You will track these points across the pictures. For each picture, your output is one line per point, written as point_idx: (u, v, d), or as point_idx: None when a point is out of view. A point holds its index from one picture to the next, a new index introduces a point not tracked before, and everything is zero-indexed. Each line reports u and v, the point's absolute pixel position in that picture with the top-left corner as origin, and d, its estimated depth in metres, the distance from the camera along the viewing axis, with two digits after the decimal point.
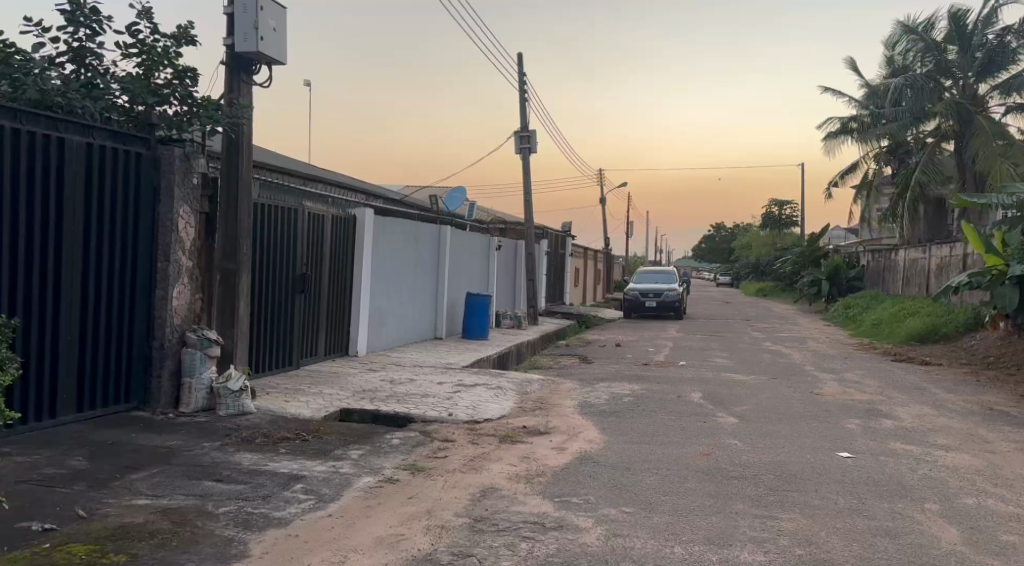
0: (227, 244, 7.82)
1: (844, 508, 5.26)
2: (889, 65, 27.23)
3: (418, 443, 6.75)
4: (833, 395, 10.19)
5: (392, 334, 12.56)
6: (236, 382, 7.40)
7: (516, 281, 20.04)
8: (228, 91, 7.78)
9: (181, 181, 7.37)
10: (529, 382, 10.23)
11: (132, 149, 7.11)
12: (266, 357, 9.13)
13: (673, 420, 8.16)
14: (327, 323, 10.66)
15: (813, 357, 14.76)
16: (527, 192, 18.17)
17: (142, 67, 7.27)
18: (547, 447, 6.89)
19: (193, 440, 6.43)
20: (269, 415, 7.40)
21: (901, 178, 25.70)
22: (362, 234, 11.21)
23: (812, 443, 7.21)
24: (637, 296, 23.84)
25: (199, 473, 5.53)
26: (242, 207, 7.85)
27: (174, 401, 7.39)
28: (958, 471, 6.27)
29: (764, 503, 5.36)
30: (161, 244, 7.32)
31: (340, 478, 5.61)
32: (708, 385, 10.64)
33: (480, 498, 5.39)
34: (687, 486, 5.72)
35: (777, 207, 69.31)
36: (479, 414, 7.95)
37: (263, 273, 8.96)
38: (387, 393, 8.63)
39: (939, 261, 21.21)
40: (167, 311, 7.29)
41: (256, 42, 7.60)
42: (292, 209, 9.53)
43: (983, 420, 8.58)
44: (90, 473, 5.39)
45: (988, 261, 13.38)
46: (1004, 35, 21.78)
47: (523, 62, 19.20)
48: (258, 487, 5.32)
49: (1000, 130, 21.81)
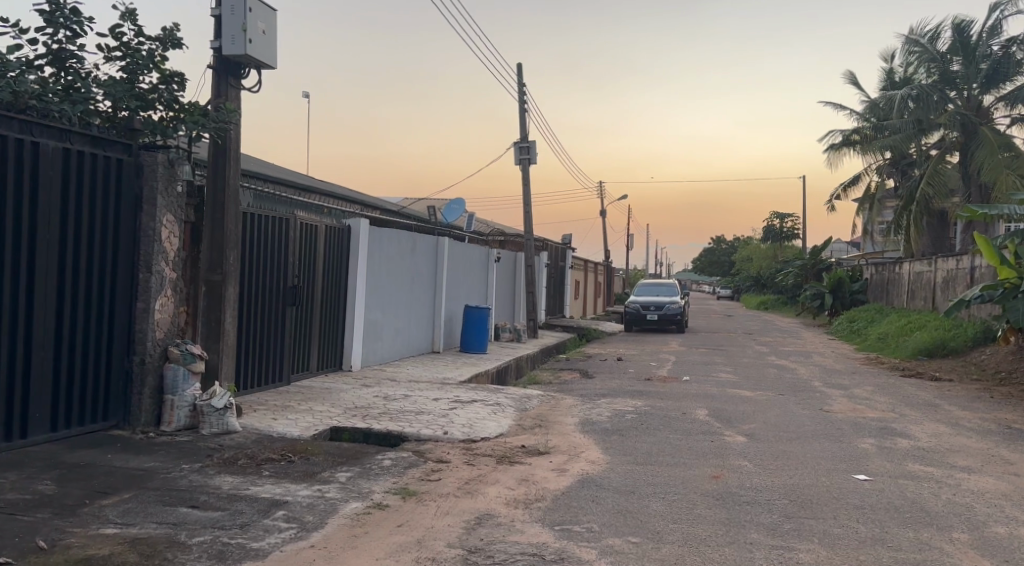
0: (212, 253, 7.47)
1: (865, 538, 4.90)
2: (891, 77, 27.03)
3: (410, 464, 6.40)
4: (843, 412, 9.83)
5: (387, 347, 12.19)
6: (220, 400, 7.03)
7: (516, 294, 19.68)
8: (215, 96, 7.46)
9: (164, 189, 7.05)
10: (528, 398, 9.87)
11: (113, 155, 6.79)
12: (254, 373, 8.77)
13: (679, 439, 7.81)
14: (320, 337, 10.30)
15: (819, 372, 14.39)
16: (526, 203, 17.88)
17: (126, 70, 6.95)
18: (547, 468, 6.52)
19: (172, 462, 6.07)
20: (254, 435, 7.03)
21: (905, 191, 25.39)
22: (357, 245, 10.88)
23: (827, 465, 6.85)
24: (638, 309, 23.46)
25: (175, 499, 5.17)
26: (229, 216, 7.51)
27: (156, 419, 7.04)
28: (985, 496, 5.91)
29: (780, 531, 5.00)
30: (143, 255, 6.99)
31: (326, 504, 5.25)
32: (714, 402, 10.27)
33: (475, 526, 5.02)
34: (697, 513, 5.35)
35: (778, 219, 69.09)
36: (476, 432, 7.60)
37: (252, 285, 8.62)
38: (380, 410, 8.25)
39: (945, 274, 20.84)
40: (148, 324, 6.95)
41: (244, 45, 7.29)
42: (284, 218, 9.19)
43: (1003, 440, 8.23)
44: (57, 498, 5.03)
45: (1000, 274, 13.09)
46: (1009, 46, 21.51)
47: (521, 72, 18.97)
48: (236, 514, 4.95)
49: (1005, 142, 21.52)
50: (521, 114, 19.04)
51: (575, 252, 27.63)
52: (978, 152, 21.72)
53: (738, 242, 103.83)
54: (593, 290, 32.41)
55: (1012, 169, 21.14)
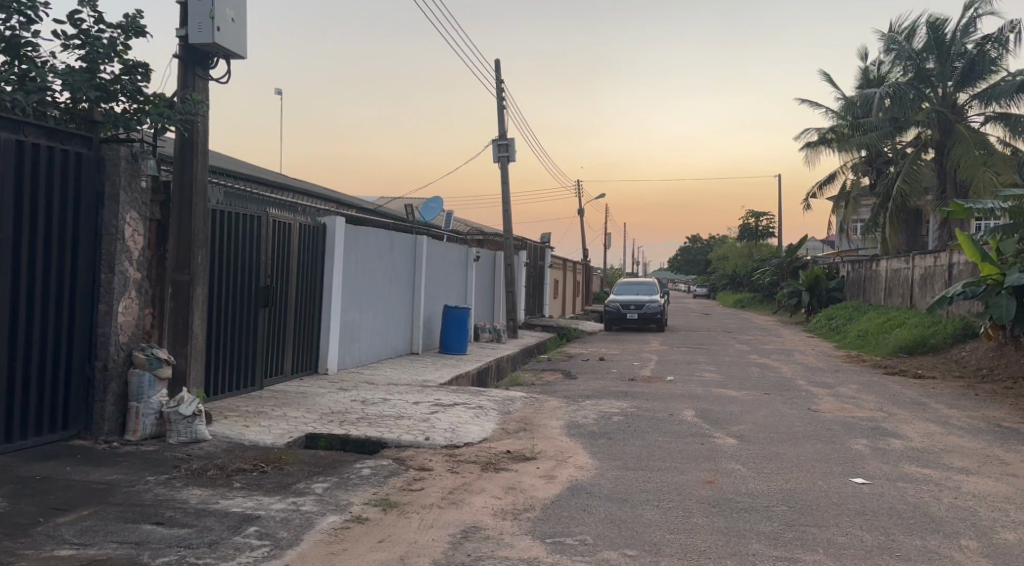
0: (179, 253, 7.07)
1: (872, 546, 4.67)
2: (866, 75, 27.06)
3: (391, 473, 6.07)
4: (831, 412, 9.65)
5: (365, 348, 11.84)
6: (188, 406, 6.68)
7: (495, 293, 19.38)
8: (181, 88, 7.08)
9: (127, 184, 6.67)
10: (511, 400, 9.59)
11: (71, 149, 6.40)
12: (225, 377, 8.40)
13: (668, 442, 7.57)
14: (294, 339, 9.93)
15: (802, 371, 14.25)
16: (504, 201, 17.58)
17: (85, 60, 6.56)
18: (534, 475, 6.23)
19: (136, 473, 5.71)
20: (225, 443, 6.68)
21: (881, 189, 25.39)
22: (332, 244, 10.53)
23: (822, 467, 6.64)
24: (618, 308, 23.26)
25: (138, 515, 4.82)
26: (197, 214, 7.14)
27: (120, 428, 6.67)
28: (988, 499, 5.71)
29: (782, 541, 4.76)
30: (105, 253, 6.61)
31: (301, 519, 4.91)
32: (700, 402, 10.05)
33: (461, 540, 4.73)
34: (694, 522, 5.10)
35: (753, 217, 69.55)
36: (458, 437, 7.30)
37: (222, 286, 8.24)
38: (358, 415, 7.91)
39: (923, 272, 20.84)
40: (111, 327, 6.56)
41: (212, 32, 6.92)
42: (255, 217, 8.80)
43: (994, 439, 8.07)
44: (9, 517, 4.66)
45: (983, 270, 12.83)
46: (983, 44, 21.61)
47: (499, 69, 18.67)
48: (204, 531, 4.61)
49: (981, 139, 21.52)
50: (499, 112, 18.76)
51: (553, 252, 27.40)
52: (954, 149, 21.70)
53: (713, 241, 104.17)
54: (571, 289, 32.16)
55: (988, 166, 21.16)
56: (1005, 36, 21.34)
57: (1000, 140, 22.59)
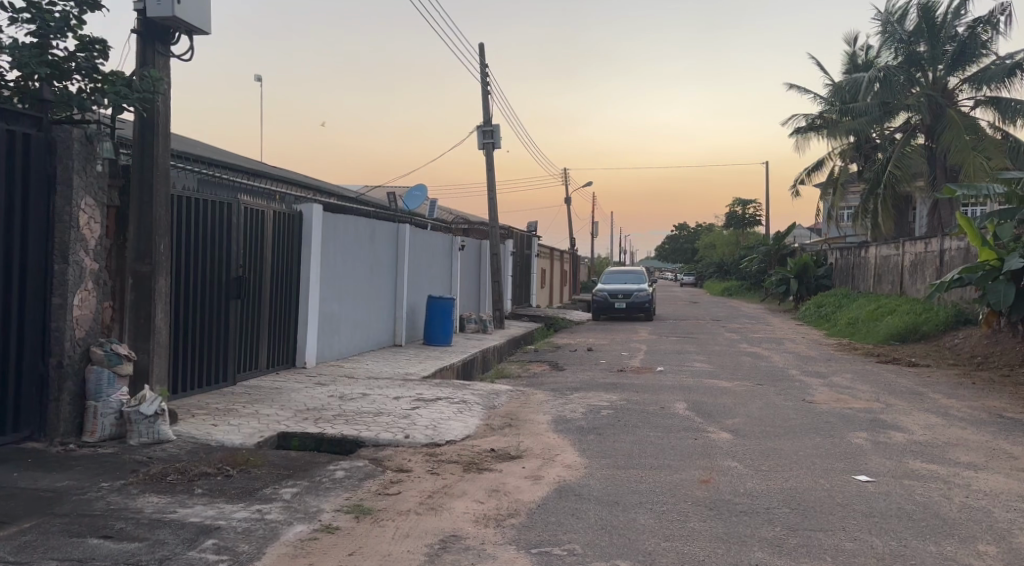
0: (139, 242, 6.63)
1: (884, 555, 4.32)
2: (853, 61, 26.78)
3: (366, 476, 5.67)
4: (827, 403, 9.31)
5: (346, 341, 11.42)
6: (150, 405, 6.25)
7: (481, 282, 18.96)
8: (140, 65, 6.62)
9: (81, 167, 6.22)
10: (495, 394, 9.20)
11: (19, 129, 5.95)
12: (194, 372, 7.97)
13: (660, 437, 7.21)
14: (269, 332, 9.49)
15: (793, 360, 13.97)
16: (489, 188, 17.15)
17: (35, 34, 6.09)
18: (519, 476, 5.84)
19: (90, 479, 5.28)
20: (190, 444, 6.26)
21: (869, 175, 25.08)
22: (309, 234, 10.07)
23: (823, 464, 6.30)
24: (606, 297, 22.92)
25: (84, 528, 4.40)
26: (158, 199, 6.69)
27: (77, 428, 6.25)
28: (1001, 498, 5.39)
29: (785, 549, 4.40)
30: (58, 241, 6.16)
31: (265, 529, 4.52)
32: (692, 395, 9.68)
33: (439, 552, 4.34)
34: (691, 528, 4.73)
35: (741, 206, 69.43)
36: (440, 435, 6.90)
37: (189, 278, 7.79)
38: (334, 413, 7.49)
39: (913, 259, 20.54)
40: (66, 321, 6.13)
41: (172, 5, 6.43)
42: (224, 204, 8.33)
43: (997, 431, 7.75)
44: None
45: (981, 255, 12.27)
46: (974, 27, 21.36)
47: (484, 53, 18.21)
48: (156, 546, 4.20)
49: (971, 124, 21.21)
50: (483, 97, 18.29)
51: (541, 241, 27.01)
52: (946, 133, 21.38)
53: (700, 229, 104.11)
54: (558, 278, 31.78)
55: (979, 151, 20.95)
56: (996, 18, 21.07)
57: (991, 124, 22.29)
